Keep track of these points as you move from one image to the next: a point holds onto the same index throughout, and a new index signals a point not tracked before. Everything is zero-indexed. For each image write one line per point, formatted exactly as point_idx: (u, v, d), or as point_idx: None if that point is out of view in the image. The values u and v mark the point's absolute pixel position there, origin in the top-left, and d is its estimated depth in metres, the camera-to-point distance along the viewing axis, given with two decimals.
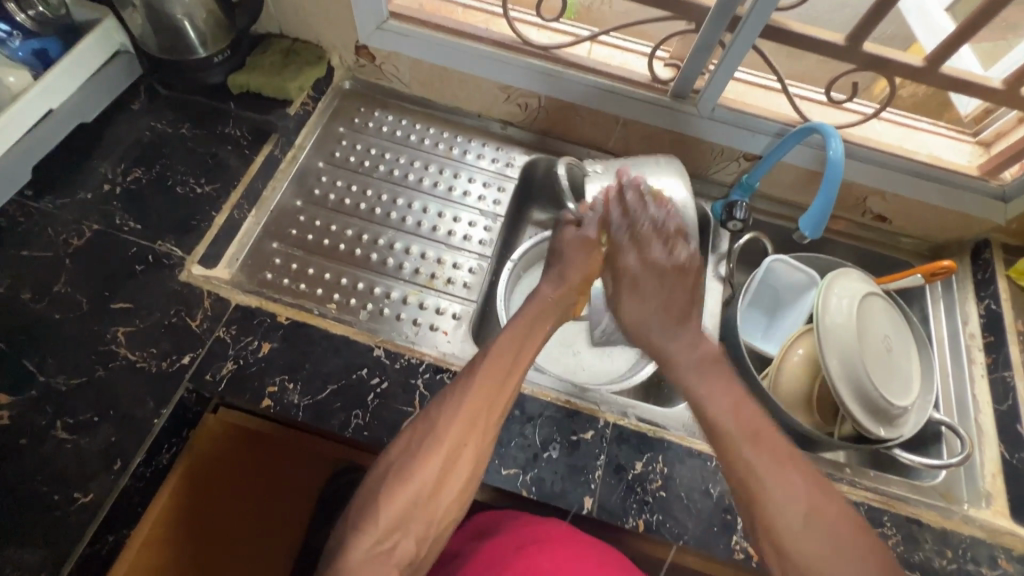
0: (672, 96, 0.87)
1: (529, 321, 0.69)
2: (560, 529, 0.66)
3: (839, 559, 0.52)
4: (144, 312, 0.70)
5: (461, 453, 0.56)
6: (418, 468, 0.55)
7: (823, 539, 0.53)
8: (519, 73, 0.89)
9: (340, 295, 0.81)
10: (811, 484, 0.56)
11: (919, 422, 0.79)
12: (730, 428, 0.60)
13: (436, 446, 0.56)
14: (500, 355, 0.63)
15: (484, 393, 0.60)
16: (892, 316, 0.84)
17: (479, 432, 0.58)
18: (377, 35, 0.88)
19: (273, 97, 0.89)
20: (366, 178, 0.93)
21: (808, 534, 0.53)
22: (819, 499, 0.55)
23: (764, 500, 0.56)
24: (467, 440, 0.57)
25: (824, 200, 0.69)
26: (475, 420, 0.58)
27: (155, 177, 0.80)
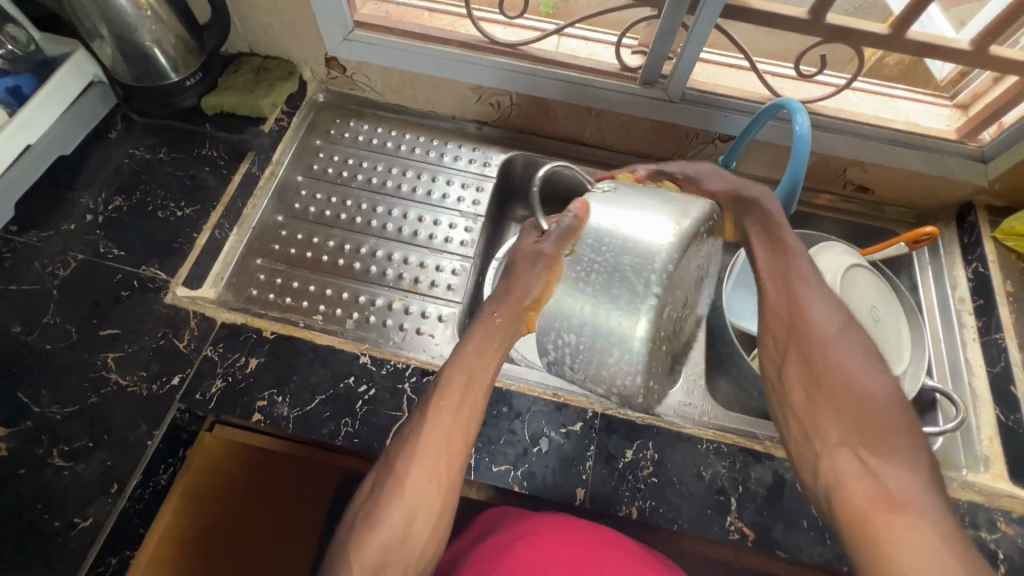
0: (641, 83, 0.86)
1: (493, 333, 0.57)
2: (549, 518, 0.66)
3: (865, 390, 0.50)
4: (132, 337, 0.71)
5: (423, 495, 0.53)
6: (383, 517, 0.52)
7: (857, 373, 0.51)
8: (486, 73, 0.89)
9: (326, 306, 0.82)
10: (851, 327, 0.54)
11: (911, 390, 0.79)
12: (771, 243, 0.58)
13: (396, 490, 0.53)
14: (452, 383, 0.56)
15: (439, 428, 0.55)
16: (879, 286, 0.83)
17: (441, 476, 0.54)
18: (346, 46, 0.89)
19: (248, 116, 0.89)
20: (344, 188, 0.93)
21: (836, 359, 0.52)
22: (855, 342, 0.53)
23: (804, 317, 0.54)
24: (430, 484, 0.54)
25: (794, 175, 0.67)
26: (434, 463, 0.54)
27: (136, 204, 0.81)
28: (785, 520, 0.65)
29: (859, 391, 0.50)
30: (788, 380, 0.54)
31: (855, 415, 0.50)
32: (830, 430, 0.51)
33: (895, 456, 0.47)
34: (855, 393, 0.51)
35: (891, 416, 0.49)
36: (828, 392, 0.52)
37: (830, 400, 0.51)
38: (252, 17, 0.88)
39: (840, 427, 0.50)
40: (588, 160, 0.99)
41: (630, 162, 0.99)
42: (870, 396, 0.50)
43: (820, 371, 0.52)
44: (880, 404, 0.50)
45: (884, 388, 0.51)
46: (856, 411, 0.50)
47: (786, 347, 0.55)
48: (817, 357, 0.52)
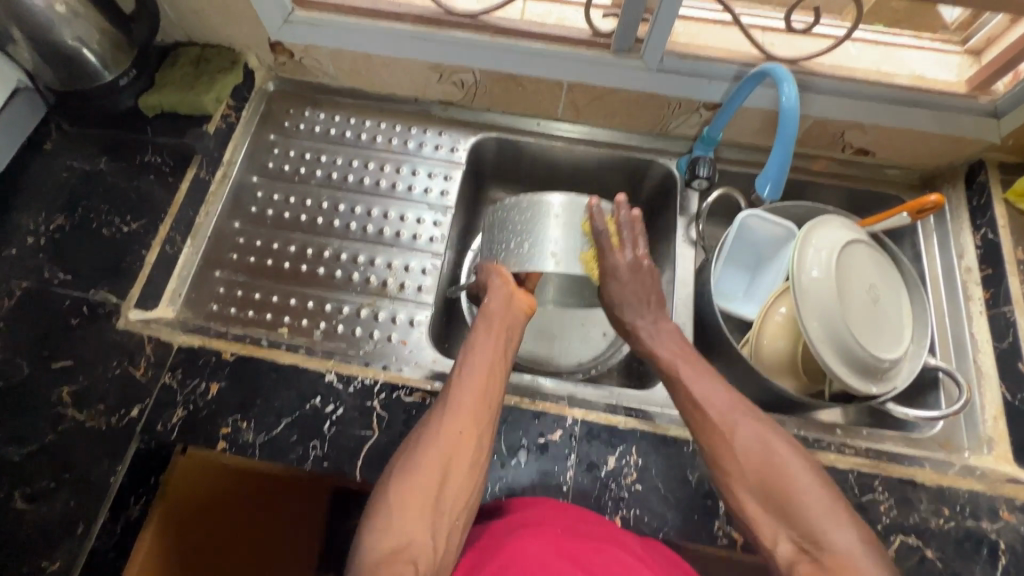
0: (615, 52, 0.78)
1: (497, 299, 0.69)
2: (550, 505, 0.60)
3: (806, 502, 0.50)
4: (85, 369, 0.67)
5: (457, 447, 0.55)
6: (418, 462, 0.54)
7: (794, 485, 0.52)
8: (445, 49, 0.81)
9: (291, 318, 0.78)
10: (776, 436, 0.55)
11: (912, 371, 0.75)
12: (687, 366, 0.65)
13: (431, 442, 0.55)
14: (485, 348, 0.63)
15: (473, 386, 0.60)
16: (879, 261, 0.78)
17: (475, 430, 0.57)
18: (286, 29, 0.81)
19: (191, 115, 0.82)
20: (303, 187, 0.87)
21: (769, 480, 0.53)
22: (783, 452, 0.54)
23: (731, 438, 0.56)
24: (462, 437, 0.56)
25: (784, 146, 0.62)
26: (468, 422, 0.57)
27: (79, 222, 0.76)
28: None
29: (802, 510, 0.50)
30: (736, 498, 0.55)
31: (782, 487, 0.52)
32: (784, 541, 0.51)
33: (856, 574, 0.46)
34: (796, 511, 0.50)
35: (839, 525, 0.48)
36: (773, 508, 0.52)
37: (781, 518, 0.51)
38: (183, 2, 0.80)
39: (791, 541, 0.50)
40: (563, 138, 0.92)
41: (609, 137, 0.92)
42: (802, 478, 0.52)
43: (757, 490, 0.53)
44: (800, 478, 0.52)
45: (823, 499, 0.50)
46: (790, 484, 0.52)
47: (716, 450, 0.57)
48: (736, 440, 0.56)
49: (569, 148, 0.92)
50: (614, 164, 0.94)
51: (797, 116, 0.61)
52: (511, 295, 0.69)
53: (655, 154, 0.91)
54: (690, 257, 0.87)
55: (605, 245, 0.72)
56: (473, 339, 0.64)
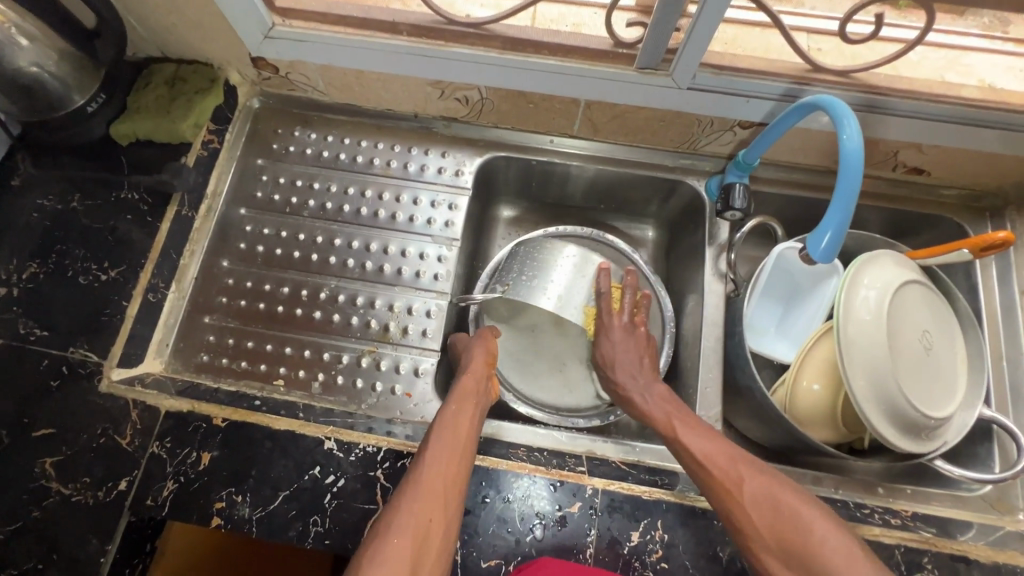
0: (639, 69, 0.68)
1: (470, 373, 0.68)
2: (565, 570, 0.55)
3: (823, 552, 0.48)
4: (68, 438, 0.63)
5: (428, 530, 0.50)
6: (387, 545, 0.48)
7: (808, 536, 0.49)
8: (447, 65, 0.72)
9: (287, 369, 0.72)
10: (784, 486, 0.53)
11: (967, 424, 0.68)
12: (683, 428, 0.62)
13: (402, 522, 0.50)
14: (461, 423, 0.61)
15: (447, 460, 0.56)
16: (933, 303, 0.70)
17: (444, 508, 0.53)
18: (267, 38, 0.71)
19: (169, 143, 0.75)
20: (296, 219, 0.80)
21: (781, 533, 0.50)
22: (791, 504, 0.51)
23: (737, 495, 0.54)
24: (431, 521, 0.51)
25: (851, 186, 0.54)
26: (439, 492, 0.53)
27: (53, 269, 0.69)
28: None
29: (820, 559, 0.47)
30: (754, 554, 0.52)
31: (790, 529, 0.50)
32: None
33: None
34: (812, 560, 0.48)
35: (860, 574, 0.45)
36: (793, 562, 0.49)
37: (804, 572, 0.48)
38: (151, 15, 0.70)
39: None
40: (578, 158, 0.83)
41: (630, 156, 0.83)
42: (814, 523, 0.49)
43: (771, 545, 0.51)
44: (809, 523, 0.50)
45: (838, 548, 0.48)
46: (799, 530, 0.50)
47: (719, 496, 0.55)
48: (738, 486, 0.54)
49: (585, 169, 0.84)
50: (635, 184, 0.85)
51: (859, 167, 0.54)
52: (485, 380, 0.68)
53: (680, 175, 0.82)
54: (718, 290, 0.79)
55: (605, 306, 0.73)
56: (446, 406, 0.63)
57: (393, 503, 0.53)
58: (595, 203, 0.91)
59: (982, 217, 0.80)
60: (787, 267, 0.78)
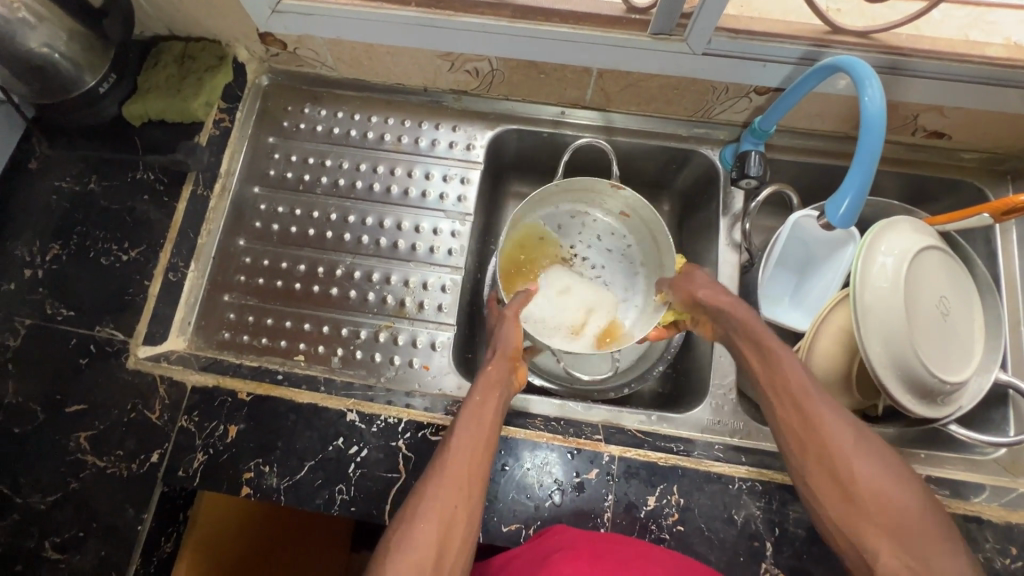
0: (653, 34, 0.67)
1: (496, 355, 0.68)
2: (584, 534, 0.57)
3: (914, 526, 0.49)
4: (100, 413, 0.65)
5: (453, 517, 0.52)
6: (416, 532, 0.51)
7: (905, 508, 0.50)
8: (456, 36, 0.71)
9: (306, 344, 0.74)
10: (886, 456, 0.53)
11: (982, 388, 0.68)
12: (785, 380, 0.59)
13: (427, 510, 0.52)
14: (485, 412, 0.61)
15: (468, 448, 0.57)
16: (952, 269, 0.69)
17: (467, 494, 0.55)
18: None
19: (180, 122, 0.75)
20: (309, 197, 0.80)
21: (879, 500, 0.51)
22: (886, 469, 0.52)
23: (844, 458, 0.53)
24: (456, 508, 0.53)
25: (873, 143, 0.53)
26: (463, 482, 0.55)
27: (75, 251, 0.70)
28: (825, 564, 0.59)
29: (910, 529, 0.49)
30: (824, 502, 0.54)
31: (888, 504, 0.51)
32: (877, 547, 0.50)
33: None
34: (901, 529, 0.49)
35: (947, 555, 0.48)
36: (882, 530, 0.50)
37: (889, 536, 0.50)
38: None
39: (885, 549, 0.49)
40: (590, 129, 0.82)
41: (643, 126, 0.82)
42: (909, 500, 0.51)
43: (859, 506, 0.52)
44: (906, 499, 0.51)
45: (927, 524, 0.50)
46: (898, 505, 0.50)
47: (814, 451, 0.55)
48: (840, 449, 0.54)
49: (598, 140, 0.83)
50: (648, 155, 0.84)
51: (880, 128, 0.52)
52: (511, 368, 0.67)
53: (694, 144, 0.81)
54: (732, 260, 0.79)
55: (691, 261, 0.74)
56: (472, 394, 0.63)
57: (419, 488, 0.55)
58: (608, 175, 0.90)
59: (1003, 181, 0.78)
60: (803, 235, 0.78)
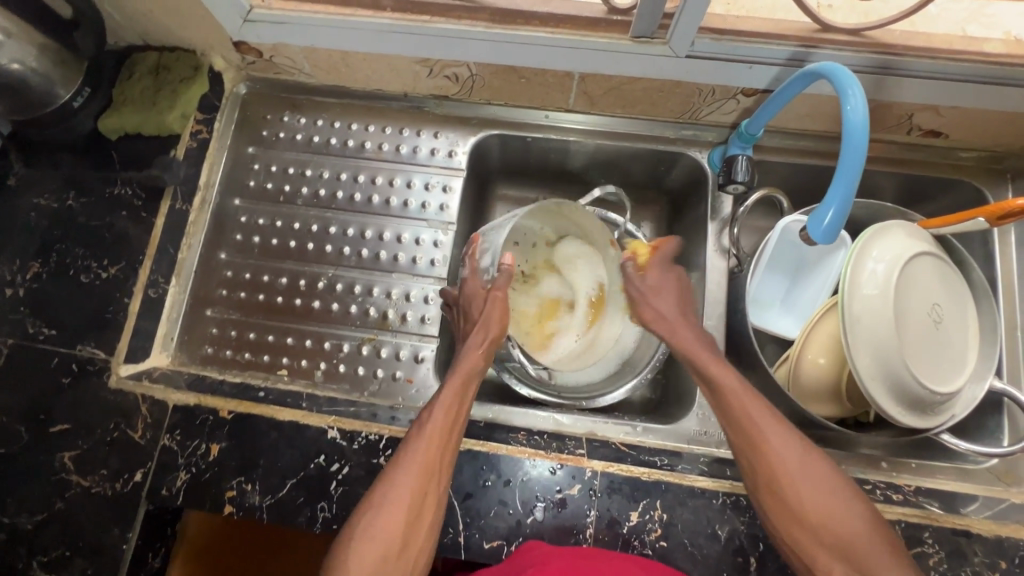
0: (634, 37, 0.65)
1: (479, 334, 0.65)
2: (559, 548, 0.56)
3: (858, 542, 0.50)
4: (84, 433, 0.65)
5: (419, 511, 0.54)
6: (380, 526, 0.52)
7: (851, 528, 0.51)
8: (433, 42, 0.69)
9: (289, 359, 0.74)
10: (831, 472, 0.54)
11: (976, 397, 0.66)
12: (737, 404, 0.59)
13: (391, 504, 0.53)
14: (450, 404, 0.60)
15: (433, 441, 0.57)
16: (945, 275, 0.67)
17: (430, 488, 0.55)
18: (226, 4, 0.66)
19: (157, 135, 0.74)
20: (290, 208, 0.79)
21: (828, 523, 0.52)
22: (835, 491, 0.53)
23: (786, 477, 0.54)
24: (420, 501, 0.54)
25: (852, 147, 0.51)
26: (425, 469, 0.55)
27: (55, 269, 0.70)
28: None
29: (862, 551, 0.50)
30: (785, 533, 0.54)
31: (830, 520, 0.52)
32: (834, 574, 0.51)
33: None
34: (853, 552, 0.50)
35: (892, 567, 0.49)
36: (832, 545, 0.51)
37: (840, 557, 0.51)
38: (127, 3, 0.68)
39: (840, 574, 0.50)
40: (576, 133, 0.80)
41: (629, 128, 0.80)
42: (853, 519, 0.51)
43: (806, 526, 0.53)
44: (848, 515, 0.52)
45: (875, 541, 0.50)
46: (840, 520, 0.51)
47: (760, 473, 0.55)
48: (785, 468, 0.54)
49: (585, 143, 0.81)
50: (636, 158, 0.82)
51: (859, 150, 0.51)
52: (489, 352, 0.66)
53: (682, 147, 0.79)
54: (720, 266, 0.77)
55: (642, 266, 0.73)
56: (445, 385, 0.62)
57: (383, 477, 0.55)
58: (596, 178, 0.88)
59: (1002, 180, 0.76)
60: (793, 240, 0.76)
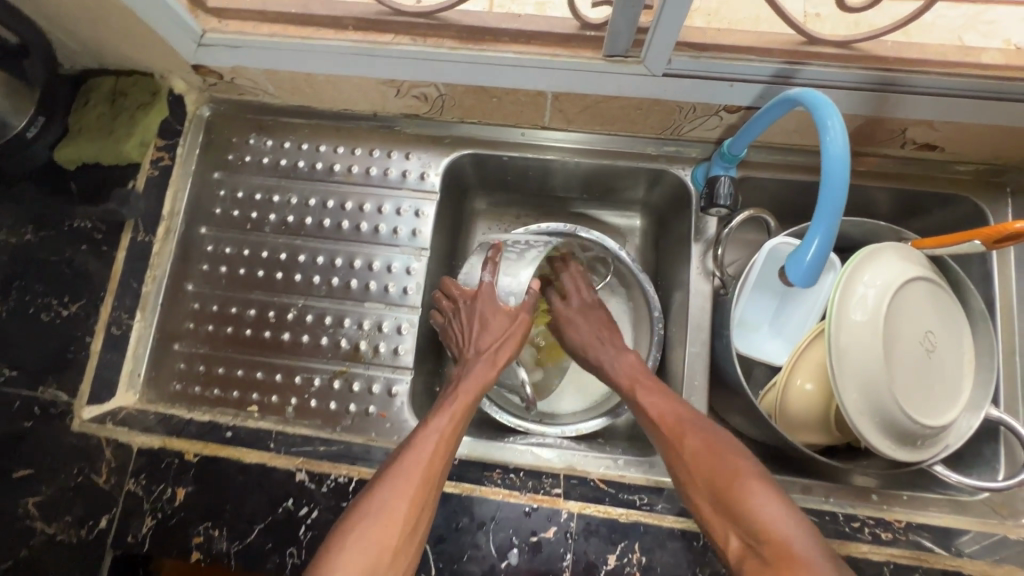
0: (607, 56, 0.61)
1: (495, 348, 0.69)
2: None
3: (757, 509, 0.51)
4: (44, 478, 0.62)
5: (418, 506, 0.55)
6: (370, 512, 0.54)
7: (750, 498, 0.52)
8: (396, 63, 0.65)
9: (259, 394, 0.71)
10: (732, 453, 0.57)
11: (971, 428, 0.63)
12: (643, 392, 0.67)
13: (382, 495, 0.55)
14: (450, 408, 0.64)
15: (434, 439, 0.60)
16: (939, 300, 0.64)
17: (429, 484, 0.57)
18: (170, 19, 0.62)
19: (116, 164, 0.70)
20: (258, 236, 0.77)
21: (729, 493, 0.53)
22: (733, 459, 0.56)
23: (690, 462, 0.58)
24: (415, 494, 0.55)
25: (835, 173, 0.48)
26: (422, 477, 0.56)
27: (9, 307, 0.64)
28: None
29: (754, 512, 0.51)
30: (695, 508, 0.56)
31: (727, 489, 0.54)
32: (734, 539, 0.52)
33: (796, 560, 0.47)
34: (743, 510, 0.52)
35: (786, 529, 0.49)
36: (735, 516, 0.52)
37: (743, 528, 0.51)
38: (75, 28, 0.65)
39: (739, 540, 0.52)
40: (554, 150, 0.77)
41: (609, 145, 0.76)
42: (748, 487, 0.53)
43: (717, 503, 0.54)
44: (748, 485, 0.53)
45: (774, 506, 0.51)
46: (735, 487, 0.53)
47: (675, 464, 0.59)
48: (689, 453, 0.58)
49: (563, 161, 0.77)
50: (617, 175, 0.79)
51: (845, 179, 0.48)
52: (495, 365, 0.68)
53: (665, 164, 0.76)
54: (704, 290, 0.74)
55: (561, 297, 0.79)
56: (452, 391, 0.66)
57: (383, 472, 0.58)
58: (577, 195, 0.85)
59: (1002, 195, 0.72)
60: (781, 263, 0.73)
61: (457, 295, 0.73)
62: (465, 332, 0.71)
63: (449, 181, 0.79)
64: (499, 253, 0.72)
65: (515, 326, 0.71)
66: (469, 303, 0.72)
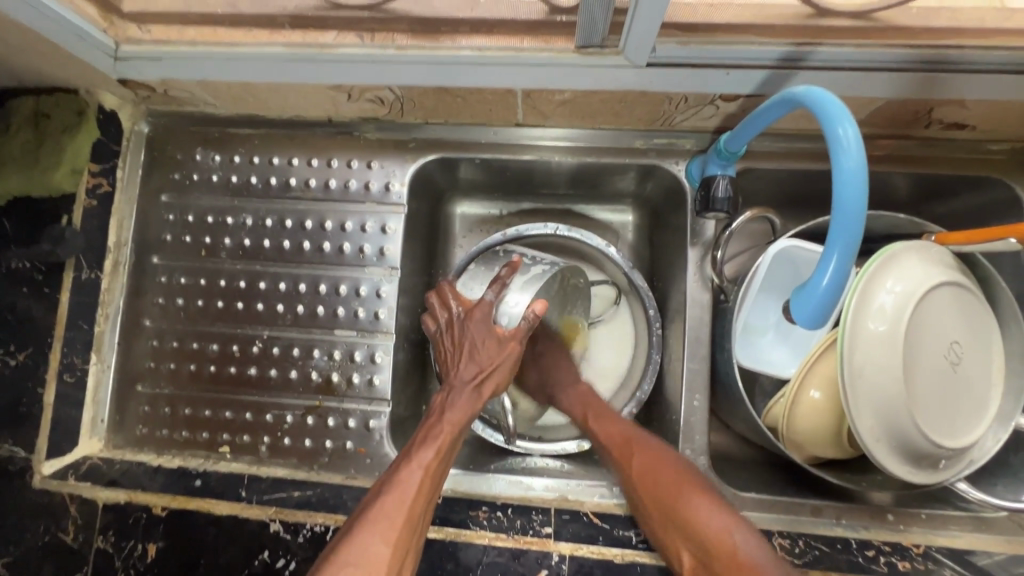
0: (581, 47, 0.53)
1: (481, 379, 0.60)
2: None
3: (696, 517, 0.51)
4: (8, 542, 0.58)
5: (399, 534, 0.48)
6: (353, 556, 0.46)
7: (688, 505, 0.52)
8: (341, 69, 0.57)
9: (230, 434, 0.68)
10: (668, 458, 0.57)
11: (999, 441, 0.58)
12: (595, 419, 0.64)
13: (365, 534, 0.47)
14: (429, 427, 0.57)
15: (419, 462, 0.53)
16: (967, 304, 0.57)
17: (411, 517, 0.49)
18: (72, 32, 0.54)
19: (49, 196, 0.63)
20: (215, 263, 0.71)
21: (673, 502, 0.53)
22: (676, 465, 0.56)
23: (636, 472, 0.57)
24: (398, 524, 0.48)
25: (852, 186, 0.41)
26: (406, 517, 0.49)
27: None
28: None
29: (704, 533, 0.50)
30: (649, 525, 0.55)
31: (665, 494, 0.54)
32: (685, 553, 0.52)
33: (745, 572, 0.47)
34: (689, 526, 0.51)
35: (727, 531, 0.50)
36: (676, 528, 0.52)
37: (691, 540, 0.51)
38: None
39: (692, 556, 0.51)
40: (534, 149, 0.69)
41: (593, 141, 0.68)
42: (687, 495, 0.53)
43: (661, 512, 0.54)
44: (680, 486, 0.54)
45: (717, 515, 0.51)
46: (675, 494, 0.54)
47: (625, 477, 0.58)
48: (638, 464, 0.58)
49: (543, 161, 0.69)
50: (605, 172, 0.71)
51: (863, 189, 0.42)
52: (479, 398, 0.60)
53: (657, 159, 0.68)
54: (704, 299, 0.68)
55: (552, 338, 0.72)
56: (429, 413, 0.59)
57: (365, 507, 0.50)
58: (563, 194, 0.77)
59: None
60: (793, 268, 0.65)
61: (451, 301, 0.62)
62: (451, 354, 0.61)
63: (418, 191, 0.71)
64: (510, 272, 0.62)
65: (504, 355, 0.61)
66: (462, 318, 0.61)
